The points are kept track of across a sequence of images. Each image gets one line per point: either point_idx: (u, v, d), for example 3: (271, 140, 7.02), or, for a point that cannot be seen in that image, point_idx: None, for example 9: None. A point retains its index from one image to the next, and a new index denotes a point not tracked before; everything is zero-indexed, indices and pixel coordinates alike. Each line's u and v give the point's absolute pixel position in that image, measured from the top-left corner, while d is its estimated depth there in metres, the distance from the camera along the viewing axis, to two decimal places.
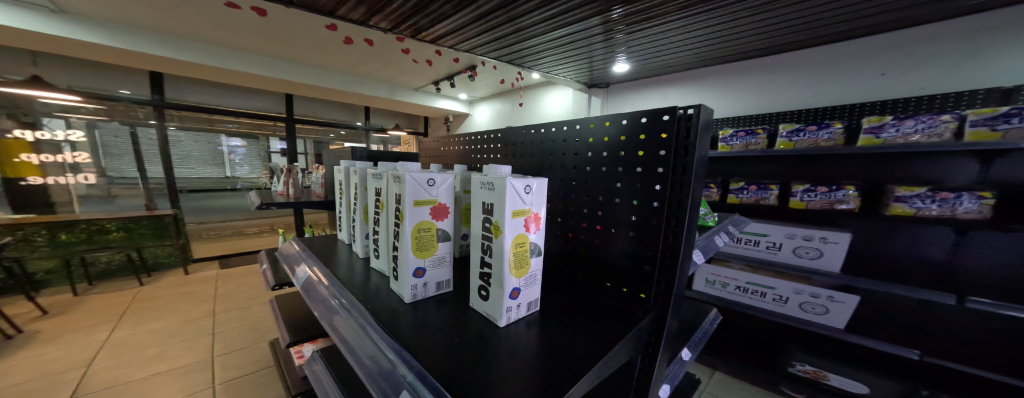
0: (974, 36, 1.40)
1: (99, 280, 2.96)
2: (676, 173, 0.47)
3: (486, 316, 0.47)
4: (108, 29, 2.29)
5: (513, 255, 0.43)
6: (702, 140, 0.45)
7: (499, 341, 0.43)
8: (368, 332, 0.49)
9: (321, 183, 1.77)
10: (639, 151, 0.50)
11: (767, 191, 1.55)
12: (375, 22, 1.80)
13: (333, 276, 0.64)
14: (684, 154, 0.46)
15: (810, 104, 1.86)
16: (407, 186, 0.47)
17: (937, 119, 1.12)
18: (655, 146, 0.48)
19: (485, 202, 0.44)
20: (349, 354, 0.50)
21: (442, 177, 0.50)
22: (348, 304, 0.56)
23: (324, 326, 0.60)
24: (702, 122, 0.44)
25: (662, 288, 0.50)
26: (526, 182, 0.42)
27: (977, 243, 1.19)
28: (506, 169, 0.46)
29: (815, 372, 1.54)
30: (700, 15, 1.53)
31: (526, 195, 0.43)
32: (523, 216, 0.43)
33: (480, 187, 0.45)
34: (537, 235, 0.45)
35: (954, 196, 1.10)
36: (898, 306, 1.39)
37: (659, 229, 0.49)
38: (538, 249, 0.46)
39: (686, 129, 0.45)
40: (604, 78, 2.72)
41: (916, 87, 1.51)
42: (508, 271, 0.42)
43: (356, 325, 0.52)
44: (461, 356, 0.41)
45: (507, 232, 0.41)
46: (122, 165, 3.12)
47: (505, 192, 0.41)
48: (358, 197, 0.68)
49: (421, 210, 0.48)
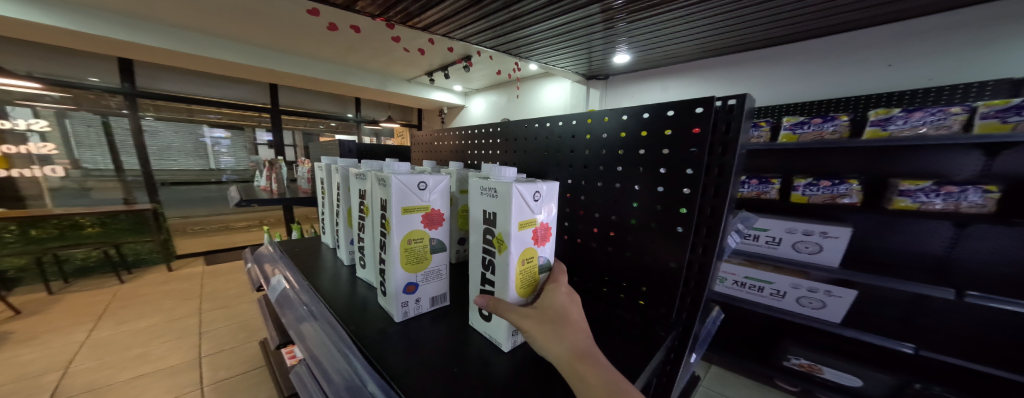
0: (979, 27, 1.39)
1: (77, 278, 2.83)
2: (710, 175, 0.41)
3: (488, 338, 0.42)
4: (72, 13, 2.16)
5: (520, 273, 0.37)
6: (743, 136, 0.39)
7: (505, 373, 0.38)
8: (347, 356, 0.44)
9: (307, 178, 1.70)
10: (663, 148, 0.45)
11: (769, 185, 1.53)
12: (361, 7, 1.69)
13: (312, 290, 0.58)
14: (721, 152, 0.41)
15: (812, 96, 1.84)
16: (393, 189, 0.41)
17: (946, 112, 1.10)
18: (685, 144, 0.43)
19: (485, 210, 0.39)
20: (323, 381, 0.43)
21: (435, 180, 0.44)
22: (328, 323, 0.49)
23: (297, 344, 0.53)
24: (744, 115, 0.39)
25: (686, 301, 0.46)
26: (534, 188, 0.37)
27: (976, 238, 1.18)
28: (509, 171, 0.40)
29: (810, 366, 1.52)
30: (704, 3, 1.47)
31: (534, 202, 0.38)
32: (532, 227, 0.38)
33: (480, 193, 0.40)
34: (547, 247, 0.40)
35: (959, 189, 1.09)
36: (895, 301, 1.38)
37: (686, 238, 0.44)
38: (549, 263, 0.41)
39: (724, 123, 0.40)
40: (602, 70, 2.66)
41: (921, 79, 1.50)
42: (513, 291, 0.38)
43: (334, 347, 0.46)
44: (462, 387, 0.36)
45: (514, 245, 0.36)
46: (96, 157, 2.96)
47: (511, 200, 0.35)
48: (341, 198, 0.61)
49: (411, 218, 0.43)
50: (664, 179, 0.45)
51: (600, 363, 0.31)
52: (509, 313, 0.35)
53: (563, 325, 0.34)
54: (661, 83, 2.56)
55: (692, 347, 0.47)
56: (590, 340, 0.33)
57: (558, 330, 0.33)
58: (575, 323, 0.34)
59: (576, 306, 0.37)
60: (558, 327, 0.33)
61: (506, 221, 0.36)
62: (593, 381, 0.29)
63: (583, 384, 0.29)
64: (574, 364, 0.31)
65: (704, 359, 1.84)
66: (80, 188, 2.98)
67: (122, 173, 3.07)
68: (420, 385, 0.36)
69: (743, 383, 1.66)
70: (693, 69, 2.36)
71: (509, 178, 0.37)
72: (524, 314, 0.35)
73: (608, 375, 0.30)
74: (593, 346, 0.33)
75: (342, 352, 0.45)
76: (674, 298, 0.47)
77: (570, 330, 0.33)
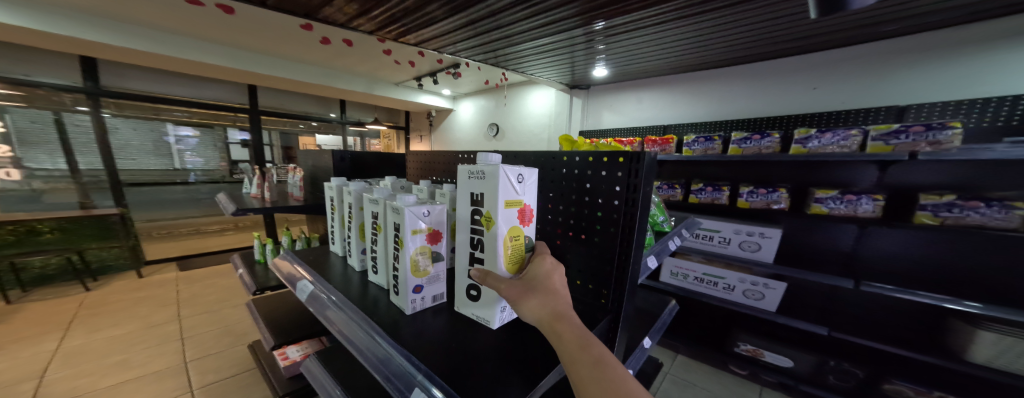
0: (881, 58, 1.66)
1: (36, 287, 2.73)
2: (628, 205, 0.58)
3: (480, 319, 0.57)
4: (38, 13, 2.12)
5: (507, 247, 0.51)
6: (647, 178, 0.56)
7: (487, 354, 0.51)
8: (375, 338, 0.56)
9: (301, 186, 1.80)
10: (599, 184, 0.61)
11: (721, 191, 1.76)
12: (358, 25, 1.81)
13: (335, 291, 0.70)
14: (633, 190, 0.57)
15: (757, 110, 2.10)
16: (405, 218, 0.54)
17: (848, 133, 1.34)
18: (613, 182, 0.59)
19: (478, 193, 0.52)
20: (359, 358, 0.56)
21: (436, 208, 0.57)
22: (357, 315, 0.61)
23: (331, 330, 0.66)
24: (647, 164, 0.56)
25: (618, 293, 0.62)
26: (518, 173, 0.50)
27: (876, 237, 1.44)
28: (495, 157, 0.53)
29: (754, 350, 1.75)
30: (661, 28, 1.70)
31: (518, 184, 0.51)
32: (517, 206, 0.51)
33: (472, 176, 0.53)
34: (528, 226, 0.55)
35: (857, 197, 1.33)
36: (816, 290, 1.65)
37: (615, 249, 0.61)
38: (530, 240, 0.55)
39: (635, 169, 0.57)
40: (583, 80, 2.87)
41: (839, 102, 1.79)
42: (502, 265, 0.51)
43: (363, 332, 0.58)
44: (456, 359, 0.50)
45: (501, 223, 0.50)
46: (44, 155, 2.86)
47: (499, 183, 0.48)
48: (353, 216, 0.74)
49: (417, 238, 0.56)
50: (601, 207, 0.61)
51: (574, 324, 0.42)
52: (495, 283, 0.48)
53: (544, 295, 0.45)
54: (636, 94, 2.76)
55: (622, 326, 0.64)
56: (567, 306, 0.44)
57: (540, 299, 0.44)
58: (554, 293, 0.46)
59: (558, 279, 0.49)
60: (539, 297, 0.45)
61: (494, 202, 0.49)
62: (567, 336, 0.40)
63: (560, 339, 0.40)
64: (553, 325, 0.41)
65: (671, 349, 2.03)
66: (29, 191, 2.87)
67: (78, 175, 2.99)
68: (434, 358, 0.50)
69: (703, 369, 1.85)
70: (661, 83, 2.59)
71: (496, 164, 0.50)
72: (512, 284, 0.47)
73: (580, 333, 0.40)
74: (569, 311, 0.43)
75: (373, 336, 0.57)
76: (610, 291, 0.63)
77: (552, 299, 0.44)
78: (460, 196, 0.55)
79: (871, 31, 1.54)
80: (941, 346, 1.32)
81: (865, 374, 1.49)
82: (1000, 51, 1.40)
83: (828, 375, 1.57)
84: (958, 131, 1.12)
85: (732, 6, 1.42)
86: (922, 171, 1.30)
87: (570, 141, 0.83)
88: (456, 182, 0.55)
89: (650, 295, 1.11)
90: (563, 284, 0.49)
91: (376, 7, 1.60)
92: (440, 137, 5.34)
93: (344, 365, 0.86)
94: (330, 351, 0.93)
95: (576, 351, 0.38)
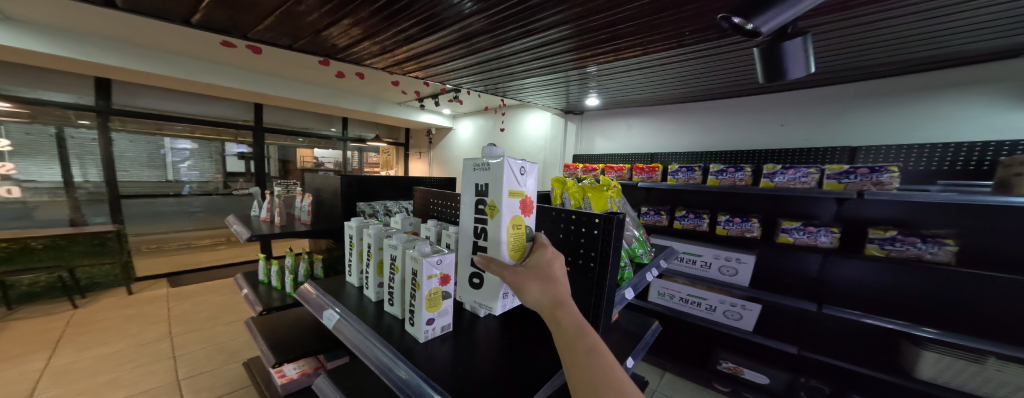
0: (836, 101, 1.87)
1: (22, 304, 2.72)
2: (602, 256, 0.70)
3: (482, 306, 0.71)
4: (60, 38, 2.24)
5: (509, 234, 0.61)
6: (617, 235, 0.68)
7: (486, 379, 0.60)
8: (399, 365, 0.64)
9: (308, 210, 1.90)
10: (581, 237, 0.73)
11: (701, 219, 1.90)
12: (372, 62, 1.99)
13: (360, 322, 0.78)
14: (607, 244, 0.69)
15: (733, 143, 2.29)
16: (422, 266, 0.65)
17: (806, 171, 1.51)
18: (592, 237, 0.71)
19: (484, 183, 0.63)
20: (384, 379, 0.64)
21: (447, 256, 0.69)
22: (380, 342, 0.70)
23: (358, 353, 0.73)
24: (617, 225, 0.68)
25: (594, 326, 0.71)
26: (519, 166, 0.62)
27: (838, 266, 1.62)
28: (499, 151, 0.62)
29: (735, 368, 1.84)
30: (643, 69, 1.89)
31: (521, 175, 0.63)
32: (519, 196, 0.63)
33: (481, 168, 0.64)
34: (529, 217, 0.66)
35: (817, 230, 1.50)
36: (789, 312, 1.77)
37: (592, 291, 0.71)
38: (529, 230, 0.66)
39: (608, 228, 0.68)
40: (577, 107, 3.07)
41: (802, 139, 1.99)
42: (506, 252, 0.61)
43: (386, 360, 0.67)
44: (461, 381, 0.59)
45: (505, 211, 0.60)
46: (36, 168, 2.90)
47: (504, 172, 0.60)
48: (373, 253, 0.85)
49: (432, 282, 0.67)
50: (582, 256, 0.73)
51: (572, 313, 0.49)
52: (500, 270, 0.56)
53: (545, 282, 0.52)
54: (627, 121, 2.94)
55: None
56: (565, 295, 0.51)
57: (541, 287, 0.52)
58: (554, 280, 0.52)
59: (558, 268, 0.56)
60: (540, 284, 0.52)
61: (499, 191, 0.60)
62: (566, 322, 0.47)
63: (560, 325, 0.47)
64: (554, 312, 0.48)
65: (659, 367, 2.10)
66: (24, 207, 2.91)
67: (72, 188, 3.03)
68: (444, 379, 0.59)
69: (689, 387, 1.93)
70: (648, 112, 2.79)
71: (502, 158, 0.61)
72: (513, 271, 0.55)
73: (577, 322, 0.47)
74: (567, 300, 0.51)
75: (397, 363, 0.65)
76: (589, 323, 0.72)
77: (552, 286, 0.51)
78: (467, 186, 0.67)
79: (825, 78, 1.74)
80: (899, 365, 1.44)
81: (834, 391, 1.59)
82: (935, 102, 1.61)
83: (799, 391, 1.66)
84: (895, 174, 1.30)
85: (706, 57, 1.62)
86: (871, 206, 1.51)
87: (562, 181, 0.97)
88: (462, 173, 0.67)
89: (635, 317, 1.21)
90: (563, 272, 0.56)
91: (390, 50, 1.78)
92: (439, 155, 5.51)
93: (355, 384, 0.94)
94: (340, 372, 1.00)
95: (570, 334, 0.45)
